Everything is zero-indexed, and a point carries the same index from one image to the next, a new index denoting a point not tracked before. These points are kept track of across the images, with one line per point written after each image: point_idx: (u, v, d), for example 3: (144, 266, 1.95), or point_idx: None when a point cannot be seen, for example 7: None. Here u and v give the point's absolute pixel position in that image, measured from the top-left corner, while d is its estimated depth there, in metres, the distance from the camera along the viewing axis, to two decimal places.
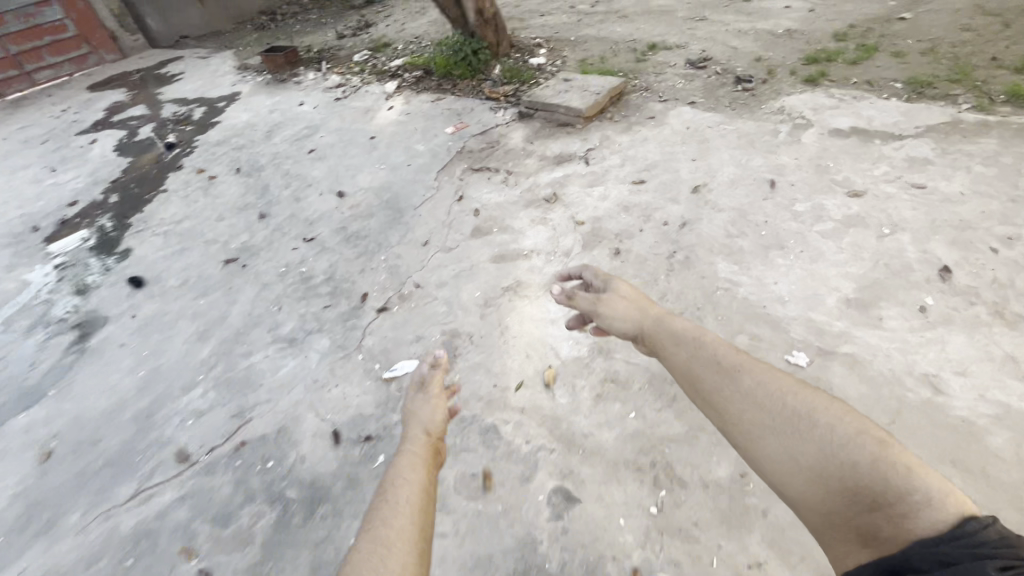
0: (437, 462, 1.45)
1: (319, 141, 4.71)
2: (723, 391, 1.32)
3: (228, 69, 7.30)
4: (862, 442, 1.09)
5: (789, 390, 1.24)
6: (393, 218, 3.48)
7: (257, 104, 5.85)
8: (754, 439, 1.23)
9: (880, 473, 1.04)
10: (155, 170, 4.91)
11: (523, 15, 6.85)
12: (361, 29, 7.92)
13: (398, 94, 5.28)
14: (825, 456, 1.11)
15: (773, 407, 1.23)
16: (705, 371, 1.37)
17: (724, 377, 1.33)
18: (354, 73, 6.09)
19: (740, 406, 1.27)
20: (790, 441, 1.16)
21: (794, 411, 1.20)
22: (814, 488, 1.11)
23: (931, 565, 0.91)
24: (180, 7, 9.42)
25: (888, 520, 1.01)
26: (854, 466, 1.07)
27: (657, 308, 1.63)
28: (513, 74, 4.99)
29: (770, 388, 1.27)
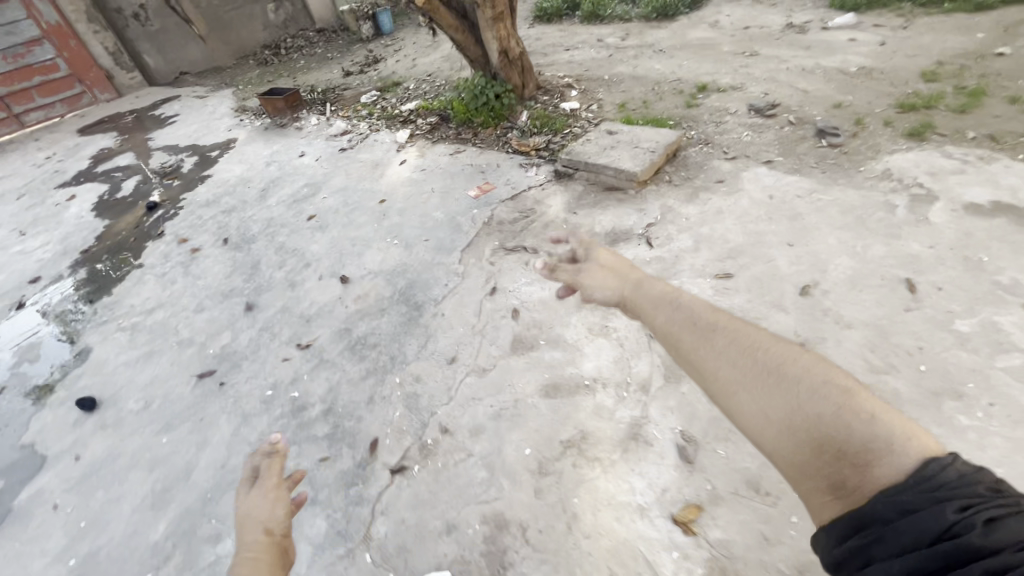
0: (283, 564, 1.32)
1: (320, 204, 4.06)
2: (698, 350, 1.25)
3: (225, 111, 6.74)
4: (829, 390, 1.02)
5: (762, 345, 1.19)
6: (409, 318, 2.78)
7: (254, 155, 5.24)
8: (727, 393, 1.15)
9: (847, 419, 0.96)
10: (134, 238, 4.29)
11: (545, 50, 6.25)
12: (369, 65, 7.38)
13: (411, 144, 4.65)
14: (795, 407, 1.03)
15: (747, 358, 1.16)
16: (682, 329, 1.32)
17: (701, 331, 1.28)
18: (362, 119, 5.48)
19: (713, 360, 1.21)
20: (761, 394, 1.09)
21: (767, 360, 1.13)
22: (783, 440, 1.03)
23: (894, 513, 0.85)
24: (180, 43, 8.95)
25: (859, 472, 0.93)
26: (821, 412, 1.00)
27: (640, 274, 1.58)
28: (544, 123, 4.34)
29: (745, 344, 1.20)
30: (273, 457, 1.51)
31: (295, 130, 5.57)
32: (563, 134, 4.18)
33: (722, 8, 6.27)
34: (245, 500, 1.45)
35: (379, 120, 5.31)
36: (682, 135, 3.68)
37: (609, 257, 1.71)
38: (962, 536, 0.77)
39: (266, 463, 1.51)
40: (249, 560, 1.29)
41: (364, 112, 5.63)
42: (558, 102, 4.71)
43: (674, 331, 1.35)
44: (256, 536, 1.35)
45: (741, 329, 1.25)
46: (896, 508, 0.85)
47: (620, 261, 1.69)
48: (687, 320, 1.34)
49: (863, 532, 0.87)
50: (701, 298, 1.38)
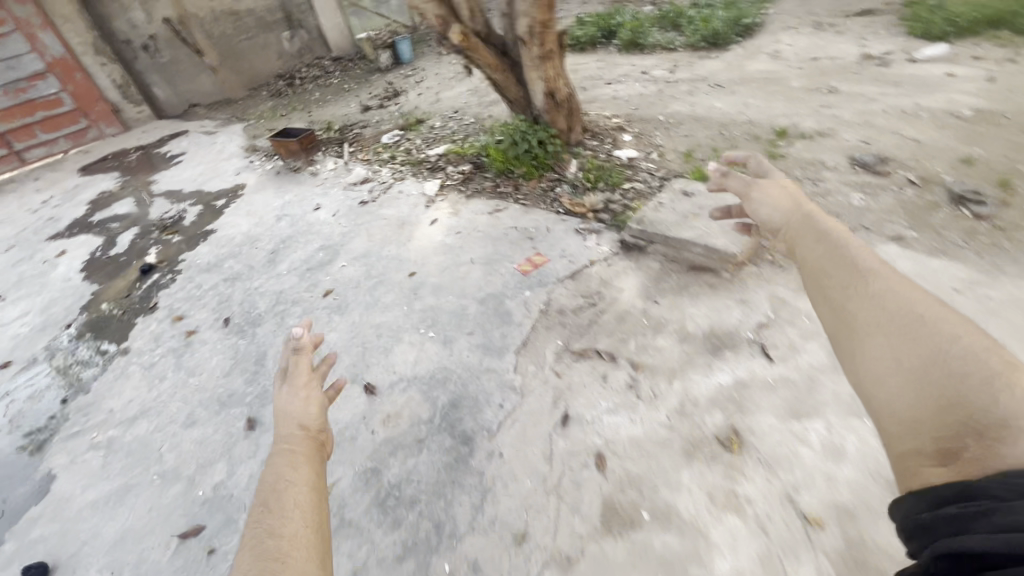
0: (318, 453, 1.46)
1: (339, 275, 3.46)
2: (849, 293, 1.23)
3: (234, 151, 6.22)
4: (984, 360, 0.98)
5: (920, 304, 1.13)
6: (456, 457, 2.12)
7: (263, 206, 4.68)
8: (861, 336, 1.15)
9: (986, 391, 0.93)
10: (123, 310, 3.71)
11: (583, 84, 5.67)
12: (390, 98, 6.87)
13: (442, 198, 4.05)
14: (931, 372, 1.01)
15: (894, 316, 1.13)
16: (837, 273, 1.28)
17: (857, 276, 1.24)
18: (384, 163, 4.90)
19: (859, 308, 1.18)
20: (901, 349, 1.07)
21: (916, 320, 1.09)
22: (908, 396, 1.03)
23: (1009, 493, 0.79)
24: (191, 75, 8.50)
25: (981, 442, 0.90)
26: (961, 379, 0.97)
27: (813, 208, 1.52)
28: (599, 177, 3.72)
29: (904, 300, 1.14)
30: (302, 355, 1.66)
31: (310, 177, 5.01)
32: (624, 192, 3.56)
33: (781, 36, 5.67)
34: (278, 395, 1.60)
35: (403, 166, 4.72)
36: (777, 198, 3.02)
37: (791, 189, 1.63)
38: None
39: (294, 363, 1.66)
40: (288, 450, 1.43)
41: (387, 156, 5.06)
42: (610, 149, 4.09)
43: (818, 274, 1.33)
44: (292, 429, 1.49)
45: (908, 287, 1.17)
46: (1009, 487, 0.80)
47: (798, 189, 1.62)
48: (847, 266, 1.30)
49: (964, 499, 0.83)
50: (869, 249, 1.30)
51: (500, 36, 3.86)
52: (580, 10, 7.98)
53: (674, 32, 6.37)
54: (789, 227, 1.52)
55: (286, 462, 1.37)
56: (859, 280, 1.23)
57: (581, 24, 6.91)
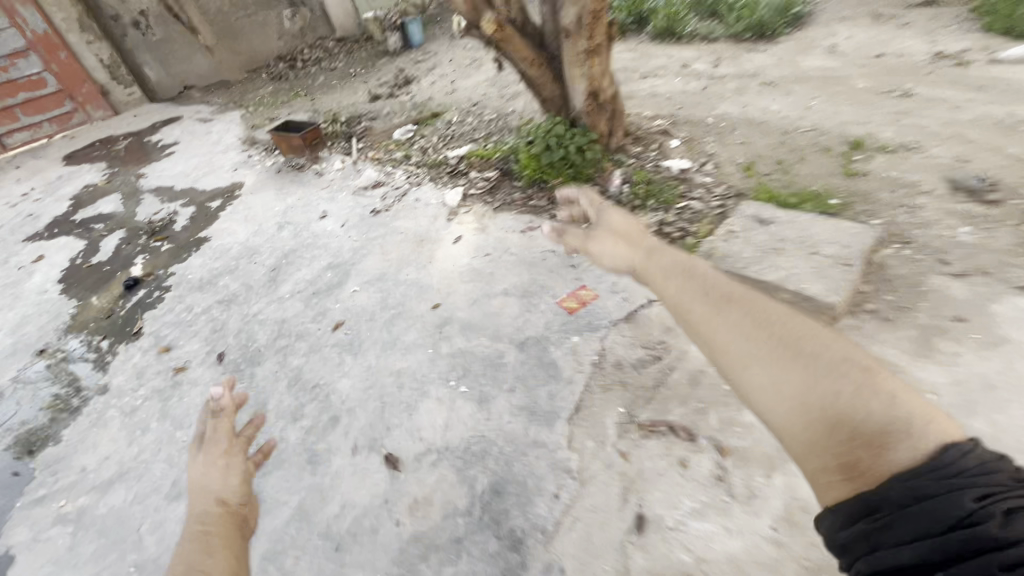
0: (242, 528, 1.41)
1: (350, 303, 3.01)
2: (712, 325, 1.21)
3: (231, 142, 5.71)
4: (847, 366, 1.01)
5: (783, 320, 1.15)
6: (505, 569, 1.72)
7: (262, 211, 4.19)
8: (738, 367, 1.13)
9: (863, 400, 0.96)
10: (103, 335, 3.26)
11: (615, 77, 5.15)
12: (400, 86, 6.33)
13: (465, 210, 3.58)
14: (812, 392, 1.01)
15: (769, 336, 1.13)
16: (695, 302, 1.27)
17: (715, 305, 1.23)
18: (397, 165, 4.42)
19: (726, 336, 1.18)
20: (773, 368, 1.08)
21: (787, 334, 1.11)
22: (794, 414, 1.03)
23: (908, 498, 0.85)
24: (185, 54, 7.93)
25: (872, 453, 0.92)
26: (836, 394, 0.99)
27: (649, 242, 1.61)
28: (650, 193, 3.25)
29: (763, 318, 1.17)
30: (221, 418, 1.63)
31: (314, 178, 4.51)
32: (679, 212, 3.10)
33: (836, 28, 5.13)
34: (197, 464, 1.55)
35: (420, 168, 4.24)
36: (871, 229, 2.57)
37: (620, 221, 1.75)
38: (981, 525, 0.78)
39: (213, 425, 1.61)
40: (202, 533, 1.35)
41: (400, 156, 4.57)
42: (657, 158, 3.62)
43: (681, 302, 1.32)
44: (209, 506, 1.42)
45: (768, 305, 1.21)
46: (910, 492, 0.85)
47: (624, 219, 1.75)
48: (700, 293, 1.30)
49: (873, 516, 0.87)
50: (712, 272, 1.34)
51: (538, 24, 3.35)
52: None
53: (712, 20, 5.80)
54: (621, 259, 1.64)
55: (200, 552, 1.29)
56: (721, 307, 1.23)
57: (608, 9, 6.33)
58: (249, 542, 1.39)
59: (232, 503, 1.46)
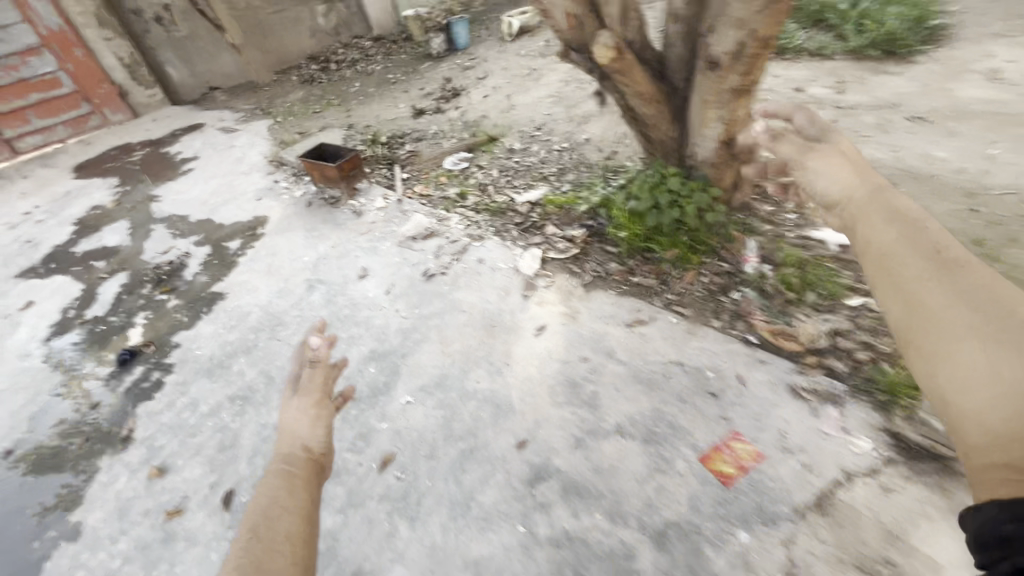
0: (320, 477, 1.47)
1: (402, 422, 2.24)
2: (923, 282, 1.02)
3: (257, 161, 5.02)
4: None
5: (1020, 298, 0.93)
6: None
7: (286, 261, 3.45)
8: (940, 332, 0.95)
9: None
10: (83, 435, 2.56)
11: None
12: (448, 99, 5.57)
13: (546, 283, 2.79)
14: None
15: (998, 309, 0.92)
16: (906, 253, 1.08)
17: (933, 259, 1.04)
18: (452, 207, 3.63)
19: (939, 297, 0.98)
20: (991, 346, 0.88)
21: (1018, 315, 0.91)
22: (992, 402, 0.85)
23: None
24: (211, 53, 7.28)
25: None
26: None
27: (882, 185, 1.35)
28: (807, 282, 2.40)
29: (994, 290, 0.96)
30: (317, 368, 1.73)
31: (351, 217, 3.77)
32: (855, 315, 2.25)
33: (989, 48, 4.20)
34: (289, 408, 1.64)
35: (482, 215, 3.46)
36: None
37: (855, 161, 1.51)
38: None
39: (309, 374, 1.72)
40: (286, 473, 1.43)
41: (455, 194, 3.79)
42: (800, 225, 2.78)
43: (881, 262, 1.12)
44: (295, 450, 1.50)
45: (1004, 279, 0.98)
46: None
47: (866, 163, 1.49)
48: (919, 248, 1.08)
49: None
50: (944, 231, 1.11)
51: (664, 46, 2.51)
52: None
53: (821, 31, 4.88)
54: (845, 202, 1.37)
55: (285, 488, 1.36)
56: (943, 271, 1.02)
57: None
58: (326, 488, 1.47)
59: (315, 451, 1.53)
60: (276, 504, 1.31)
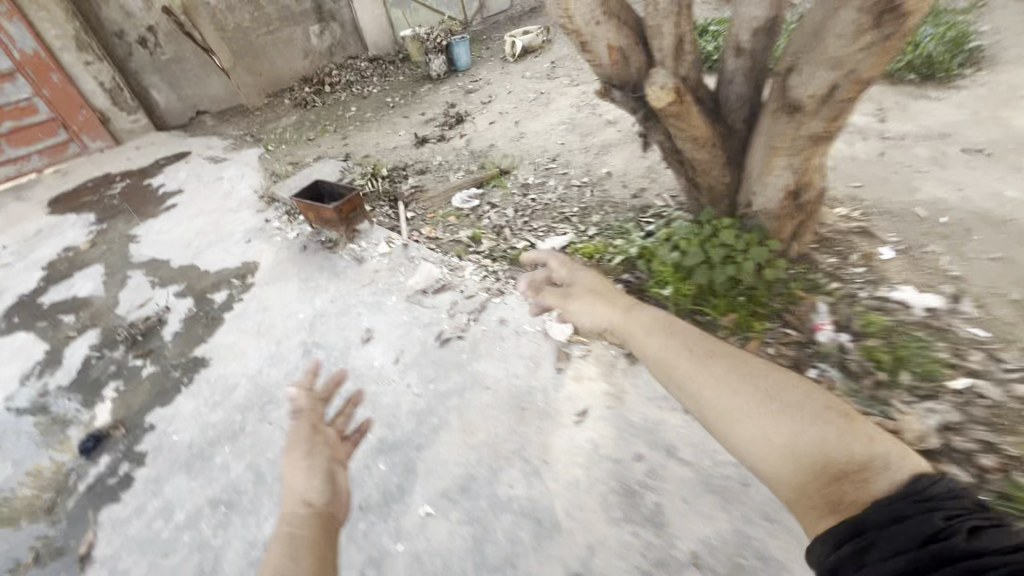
0: (329, 531, 1.31)
1: (422, 542, 1.84)
2: (697, 382, 1.30)
3: (247, 195, 4.64)
4: (826, 412, 1.11)
5: (763, 374, 1.25)
6: None
7: (278, 319, 3.05)
8: (727, 420, 1.20)
9: (845, 442, 1.04)
10: (32, 552, 2.12)
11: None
12: (452, 125, 5.23)
13: (581, 351, 2.41)
14: (798, 438, 1.09)
15: (751, 388, 1.22)
16: (678, 362, 1.38)
17: (699, 363, 1.34)
18: (466, 254, 3.26)
19: (715, 391, 1.26)
20: (762, 418, 1.15)
21: (766, 387, 1.21)
22: (781, 460, 1.08)
23: (886, 521, 0.88)
24: (199, 76, 6.90)
25: (853, 485, 0.99)
26: (821, 441, 1.07)
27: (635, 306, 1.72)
28: (898, 358, 2.04)
29: (741, 373, 1.27)
30: (303, 414, 1.55)
31: (351, 265, 3.38)
32: (961, 402, 1.90)
33: None
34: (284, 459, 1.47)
35: (500, 264, 3.09)
36: None
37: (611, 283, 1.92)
38: (949, 540, 0.79)
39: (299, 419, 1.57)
40: (288, 534, 1.26)
41: (467, 238, 3.42)
42: (871, 282, 2.42)
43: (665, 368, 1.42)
44: (297, 507, 1.33)
45: (748, 363, 1.31)
46: (889, 516, 0.89)
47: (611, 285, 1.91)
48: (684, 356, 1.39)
49: (858, 538, 0.89)
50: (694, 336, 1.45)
51: (719, 80, 2.16)
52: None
53: None
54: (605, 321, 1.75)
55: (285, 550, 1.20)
56: (705, 366, 1.32)
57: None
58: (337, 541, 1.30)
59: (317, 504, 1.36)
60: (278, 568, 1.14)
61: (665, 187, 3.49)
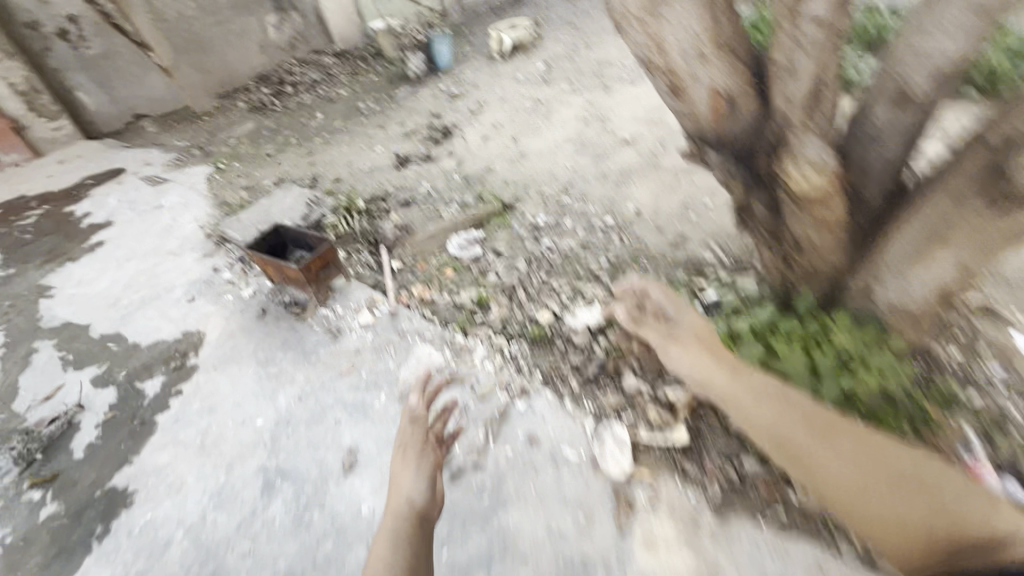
0: (429, 529, 1.53)
1: None
2: (824, 456, 1.30)
3: (192, 230, 3.82)
4: (949, 485, 1.23)
5: (885, 449, 1.31)
6: None
7: (228, 428, 2.32)
8: (858, 495, 1.24)
9: (978, 515, 1.15)
10: None
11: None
12: (439, 140, 4.49)
13: (648, 497, 1.79)
14: (928, 514, 1.18)
15: (880, 467, 1.27)
16: (797, 434, 1.36)
17: (821, 436, 1.33)
18: (471, 328, 2.59)
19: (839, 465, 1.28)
20: (894, 497, 1.21)
21: (895, 466, 1.26)
22: (918, 536, 1.17)
23: None
24: (134, 75, 5.91)
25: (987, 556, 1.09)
26: (963, 517, 1.16)
27: (726, 357, 1.68)
28: None
29: (863, 446, 1.32)
30: (416, 425, 1.81)
31: (324, 341, 2.66)
32: None
33: None
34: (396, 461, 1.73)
35: (519, 346, 2.42)
36: None
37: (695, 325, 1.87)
38: None
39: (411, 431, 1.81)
40: (395, 528, 1.49)
41: (472, 303, 2.74)
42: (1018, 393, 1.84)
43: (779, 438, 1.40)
44: (403, 506, 1.55)
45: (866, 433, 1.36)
46: None
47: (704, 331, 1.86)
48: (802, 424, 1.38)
49: None
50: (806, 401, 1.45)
51: (862, 136, 1.55)
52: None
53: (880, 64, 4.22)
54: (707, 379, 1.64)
55: (391, 540, 1.43)
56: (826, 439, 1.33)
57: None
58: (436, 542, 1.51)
59: (420, 504, 1.58)
60: (379, 554, 1.39)
61: (709, 236, 2.87)
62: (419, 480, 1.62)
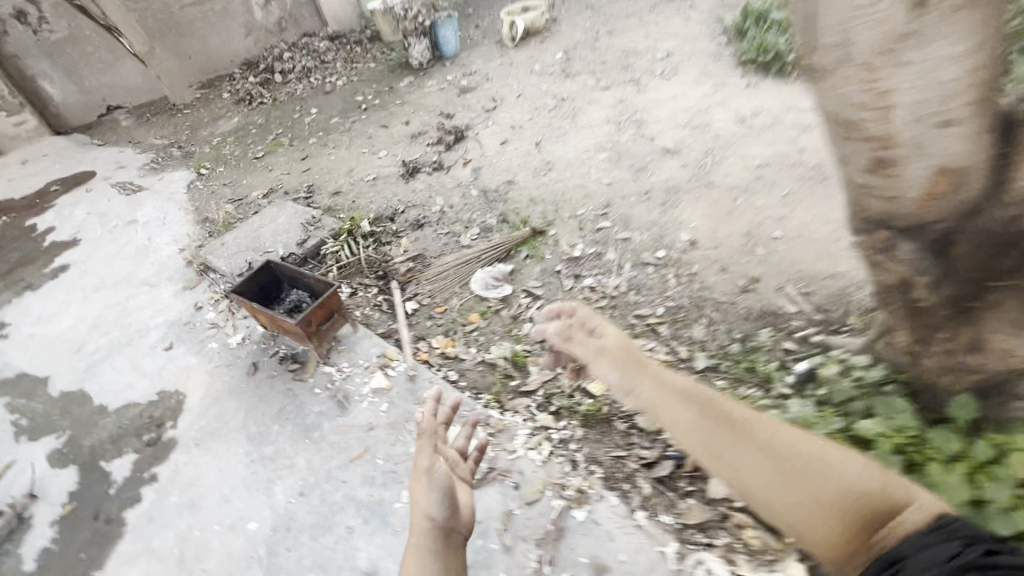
0: (452, 545, 1.44)
1: None
2: (734, 455, 1.13)
3: (171, 253, 3.33)
4: (862, 463, 1.05)
5: (790, 436, 1.13)
6: None
7: (214, 533, 1.88)
8: (765, 489, 1.09)
9: (886, 491, 0.99)
10: None
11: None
12: (451, 143, 3.98)
13: None
14: (836, 493, 1.02)
15: (785, 455, 1.09)
16: (704, 433, 1.17)
17: (726, 433, 1.15)
18: (507, 399, 2.14)
19: (744, 461, 1.12)
20: (798, 488, 1.06)
21: (794, 452, 1.09)
22: (832, 530, 1.01)
23: (928, 551, 0.86)
24: (105, 61, 5.30)
25: (888, 526, 0.96)
26: (868, 490, 1.01)
27: (634, 351, 1.35)
28: None
29: (775, 437, 1.12)
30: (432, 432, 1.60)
31: (328, 412, 2.20)
32: None
33: None
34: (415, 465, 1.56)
35: (570, 428, 1.98)
36: None
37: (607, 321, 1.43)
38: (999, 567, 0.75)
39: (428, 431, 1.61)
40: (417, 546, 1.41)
41: (505, 363, 2.29)
42: None
43: (701, 441, 1.17)
44: (422, 521, 1.45)
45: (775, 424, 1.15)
46: (933, 550, 0.86)
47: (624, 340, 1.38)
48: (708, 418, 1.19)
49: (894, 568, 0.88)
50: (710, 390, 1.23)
51: None
52: (726, 12, 5.21)
53: None
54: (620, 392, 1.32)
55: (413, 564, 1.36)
56: (733, 436, 1.15)
57: (778, 63, 4.07)
58: (460, 557, 1.44)
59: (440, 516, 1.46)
60: None
61: (784, 279, 2.42)
62: (437, 498, 1.46)
